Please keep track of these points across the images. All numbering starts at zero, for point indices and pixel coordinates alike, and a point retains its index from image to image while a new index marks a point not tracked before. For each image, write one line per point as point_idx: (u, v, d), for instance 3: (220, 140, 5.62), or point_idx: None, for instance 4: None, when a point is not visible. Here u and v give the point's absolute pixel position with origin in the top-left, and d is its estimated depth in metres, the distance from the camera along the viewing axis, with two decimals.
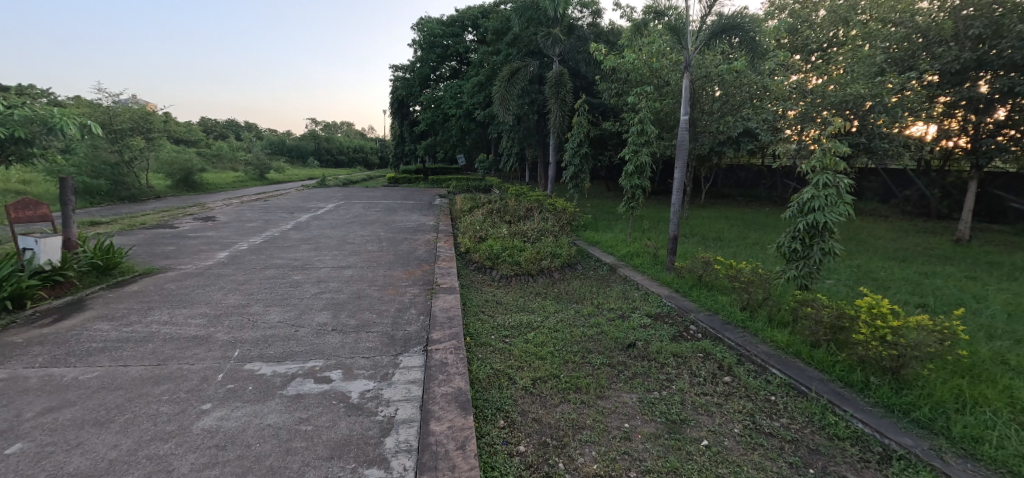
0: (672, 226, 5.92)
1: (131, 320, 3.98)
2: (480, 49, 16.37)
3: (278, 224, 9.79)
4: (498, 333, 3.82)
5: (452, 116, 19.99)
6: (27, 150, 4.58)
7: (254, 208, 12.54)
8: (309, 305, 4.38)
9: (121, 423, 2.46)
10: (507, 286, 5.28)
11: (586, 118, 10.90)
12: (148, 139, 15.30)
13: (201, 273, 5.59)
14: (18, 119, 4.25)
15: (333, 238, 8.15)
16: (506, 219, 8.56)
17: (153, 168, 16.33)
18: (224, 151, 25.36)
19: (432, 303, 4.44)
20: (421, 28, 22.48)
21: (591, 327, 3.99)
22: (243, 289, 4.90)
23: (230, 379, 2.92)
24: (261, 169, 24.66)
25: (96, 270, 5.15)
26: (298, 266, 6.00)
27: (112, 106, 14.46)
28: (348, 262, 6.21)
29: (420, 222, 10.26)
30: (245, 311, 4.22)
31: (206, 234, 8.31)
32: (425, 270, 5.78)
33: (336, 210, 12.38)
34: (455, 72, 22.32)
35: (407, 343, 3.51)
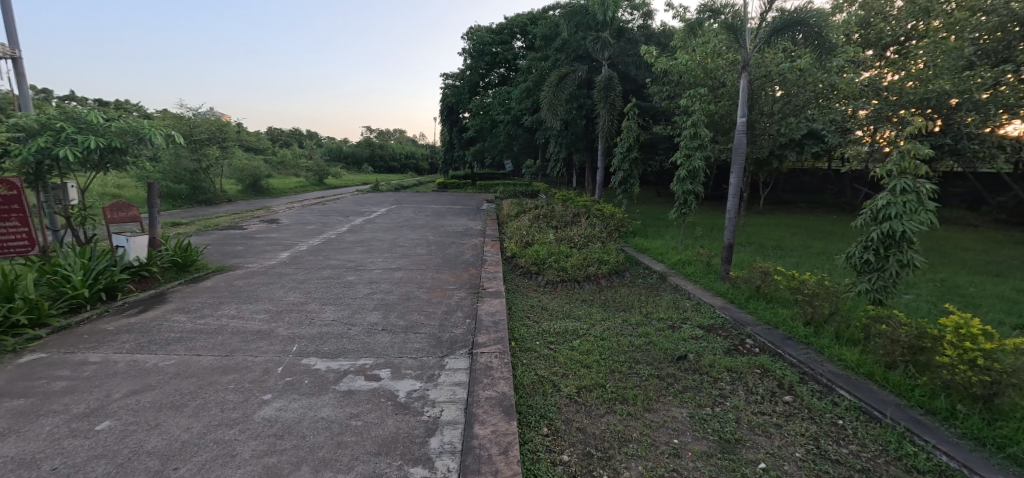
0: (727, 233, 5.65)
1: (203, 313, 4.32)
2: (529, 56, 16.50)
3: (334, 226, 10.30)
4: (543, 338, 3.80)
5: (500, 121, 20.24)
6: (123, 158, 5.11)
7: (314, 212, 13.26)
8: (362, 304, 4.57)
9: (193, 407, 2.66)
10: (553, 291, 5.24)
11: (636, 121, 10.66)
12: (223, 147, 16.64)
13: (266, 271, 5.98)
14: (115, 131, 4.76)
15: (384, 241, 8.45)
16: (552, 224, 8.52)
17: (227, 174, 17.71)
18: (288, 158, 27.09)
19: (478, 306, 4.49)
20: (471, 38, 22.95)
21: (639, 336, 3.88)
22: (302, 288, 5.17)
23: (289, 372, 3.09)
24: (320, 175, 26.09)
25: (175, 267, 5.63)
26: (351, 267, 6.27)
27: (193, 118, 15.88)
28: (399, 265, 6.41)
29: (467, 226, 10.44)
30: (303, 308, 4.45)
31: (270, 235, 8.91)
32: (471, 274, 5.86)
33: (388, 214, 12.85)
34: (504, 79, 22.65)
35: (454, 346, 3.56)
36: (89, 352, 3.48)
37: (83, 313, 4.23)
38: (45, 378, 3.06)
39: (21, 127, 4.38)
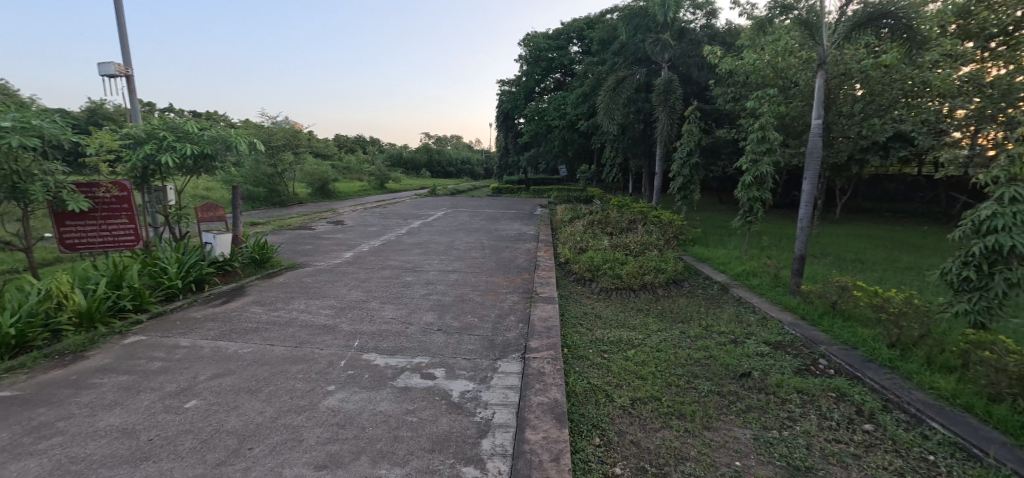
0: (798, 244, 5.26)
1: (276, 307, 4.66)
2: (585, 60, 16.38)
3: (394, 229, 10.75)
4: (595, 347, 3.73)
5: (555, 127, 20.23)
6: (212, 164, 5.64)
7: (375, 214, 13.91)
8: (419, 304, 4.73)
9: (266, 393, 2.88)
10: (607, 299, 5.13)
11: (698, 125, 10.23)
12: (296, 153, 17.89)
13: (332, 270, 6.35)
14: (207, 139, 5.27)
15: (441, 243, 8.70)
16: (607, 230, 8.37)
17: (299, 178, 19.03)
18: (353, 163, 28.63)
19: (531, 311, 4.50)
20: (528, 44, 23.15)
21: (698, 350, 3.70)
22: (364, 287, 5.44)
23: (351, 366, 3.25)
24: (382, 179, 27.31)
25: (253, 263, 6.11)
26: (409, 268, 6.51)
27: (271, 127, 17.23)
28: (454, 267, 6.56)
29: (521, 231, 10.50)
30: (365, 306, 4.68)
31: (336, 236, 9.46)
32: (525, 279, 5.88)
33: (444, 218, 13.21)
34: (559, 84, 22.65)
35: (507, 349, 3.58)
36: (181, 337, 3.86)
37: (177, 302, 4.70)
38: (144, 359, 3.43)
39: (131, 136, 4.97)
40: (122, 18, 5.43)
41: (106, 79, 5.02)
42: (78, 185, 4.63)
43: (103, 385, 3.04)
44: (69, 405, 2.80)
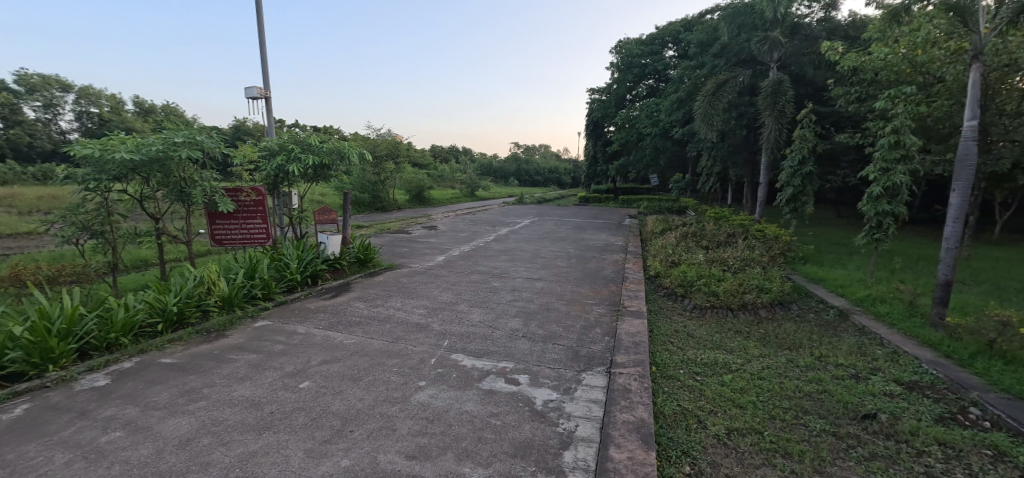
0: (942, 267, 4.47)
1: (376, 303, 5.06)
2: (682, 64, 15.62)
3: (483, 235, 11.13)
4: (687, 368, 3.50)
5: (647, 134, 19.53)
6: (329, 173, 6.32)
7: (466, 221, 14.53)
8: (505, 310, 4.83)
9: (366, 382, 3.13)
10: (702, 318, 4.80)
11: (812, 130, 9.21)
12: (397, 163, 19.36)
13: (425, 272, 6.75)
14: (325, 150, 5.93)
15: (527, 251, 8.82)
16: (702, 244, 7.86)
17: (398, 186, 20.56)
18: (447, 172, 30.26)
19: (618, 325, 4.36)
20: (620, 51, 22.67)
21: (809, 382, 3.31)
22: (454, 290, 5.70)
23: (441, 365, 3.41)
24: (472, 187, 28.45)
25: (358, 262, 6.72)
26: (496, 273, 6.69)
27: (376, 139, 18.89)
28: (540, 275, 6.61)
29: (608, 241, 10.27)
30: (454, 308, 4.90)
31: (430, 240, 10.05)
32: (611, 290, 5.74)
33: (531, 226, 13.38)
34: (653, 91, 21.88)
35: (591, 362, 3.51)
36: (298, 325, 4.36)
37: (295, 293, 5.31)
38: (269, 341, 3.93)
39: (267, 149, 5.75)
40: (264, 48, 6.34)
41: (250, 99, 5.88)
42: (227, 190, 5.42)
43: (238, 361, 3.54)
44: (212, 375, 3.30)
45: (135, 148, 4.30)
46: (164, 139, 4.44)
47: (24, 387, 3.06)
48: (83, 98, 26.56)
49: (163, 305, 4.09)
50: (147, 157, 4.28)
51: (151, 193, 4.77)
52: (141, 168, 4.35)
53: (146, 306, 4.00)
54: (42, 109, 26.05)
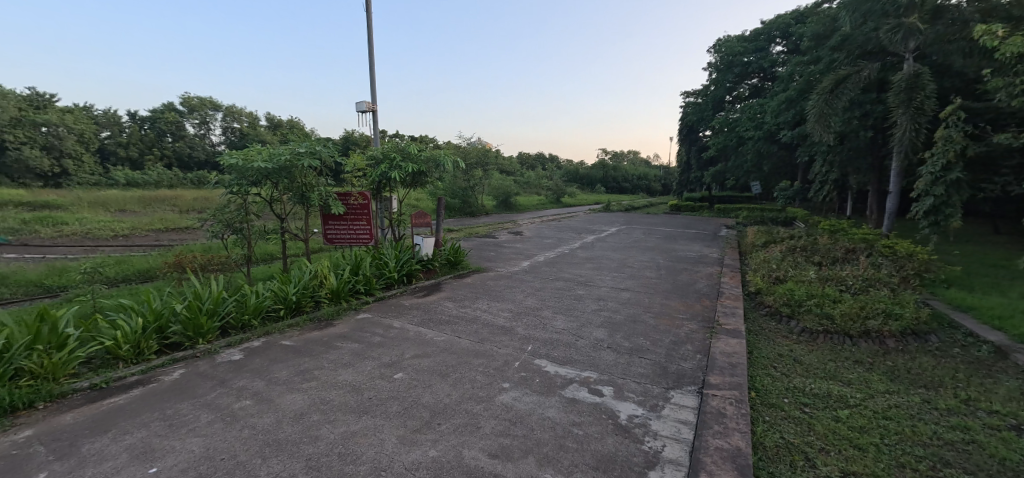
0: None
1: (464, 304, 5.28)
2: (792, 60, 14.22)
3: (568, 242, 11.08)
4: (792, 397, 3.16)
5: (749, 138, 18.05)
6: (426, 179, 6.74)
7: (551, 227, 14.58)
8: (590, 319, 4.76)
9: (453, 378, 3.28)
10: (812, 343, 4.30)
11: (961, 129, 7.83)
12: (486, 170, 20.04)
13: (511, 276, 6.90)
14: (423, 158, 6.34)
15: (614, 260, 8.61)
16: (813, 259, 7.06)
17: (487, 192, 21.25)
18: (533, 179, 30.67)
19: (712, 343, 4.07)
20: (719, 50, 21.26)
21: (952, 429, 2.80)
22: (538, 295, 5.75)
23: (524, 368, 3.46)
24: (558, 194, 28.49)
25: (449, 264, 7.07)
26: (581, 281, 6.63)
27: (468, 147, 19.75)
28: (626, 285, 6.42)
29: (702, 253, 9.65)
30: (539, 313, 4.94)
31: (515, 245, 10.24)
32: (705, 306, 5.39)
33: (618, 234, 13.04)
34: (756, 90, 20.17)
35: (681, 380, 3.33)
36: (394, 319, 4.71)
37: (392, 290, 5.74)
38: (369, 332, 4.30)
39: (373, 157, 6.31)
40: (373, 66, 6.98)
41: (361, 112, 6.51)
42: (339, 195, 6.03)
43: (343, 348, 3.91)
44: (322, 359, 3.69)
45: (268, 157, 4.97)
46: (291, 149, 5.08)
47: (181, 354, 3.69)
48: (228, 115, 31.21)
49: (285, 293, 4.66)
50: (277, 165, 4.93)
51: (279, 196, 5.46)
52: (272, 174, 5.02)
53: (273, 294, 4.59)
54: (198, 126, 31.11)
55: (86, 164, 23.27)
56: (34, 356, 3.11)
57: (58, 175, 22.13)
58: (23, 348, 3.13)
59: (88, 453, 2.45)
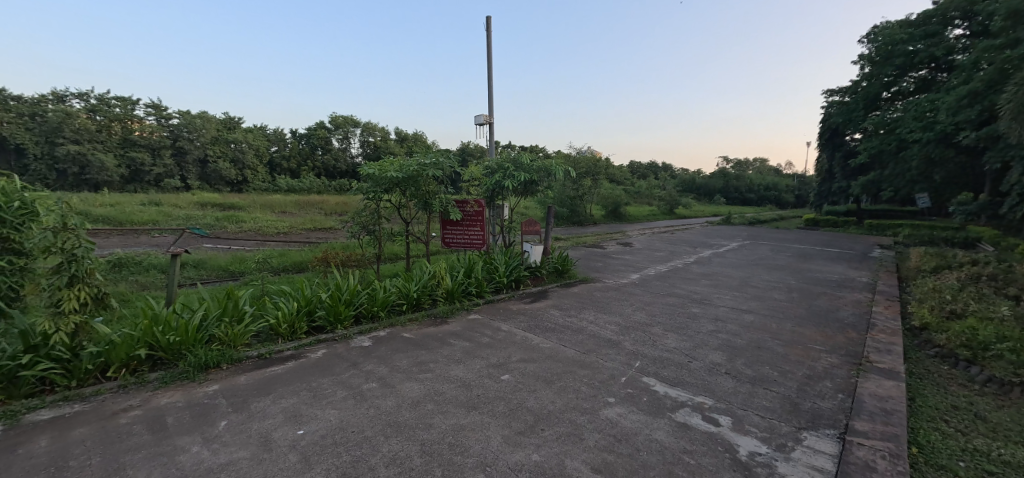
0: None
1: (570, 313, 5.27)
2: (978, 46, 11.68)
3: (682, 256, 10.42)
4: (971, 461, 2.56)
5: (914, 142, 15.18)
6: (537, 188, 6.88)
7: (663, 239, 13.85)
8: (706, 340, 4.42)
9: (558, 386, 3.30)
10: (1003, 397, 3.44)
11: None
12: (595, 179, 19.82)
13: (618, 288, 6.71)
14: (535, 167, 6.49)
15: (735, 278, 7.87)
16: (1007, 292, 5.65)
17: (595, 201, 21.00)
18: (644, 188, 29.51)
19: (858, 383, 3.50)
20: (875, 40, 18.29)
21: None
22: (648, 310, 5.50)
23: (631, 386, 3.33)
24: (671, 204, 26.97)
25: (556, 272, 7.13)
26: (695, 299, 6.18)
27: (577, 157, 19.76)
28: (749, 307, 5.82)
29: (846, 276, 8.34)
30: (648, 329, 4.73)
31: (624, 256, 9.94)
32: (849, 338, 4.65)
33: (740, 250, 11.89)
34: (925, 85, 16.91)
35: (816, 420, 2.91)
36: (502, 322, 4.89)
37: (501, 294, 5.98)
38: (479, 333, 4.52)
39: (489, 167, 6.66)
40: (491, 81, 7.38)
41: (479, 125, 6.92)
42: (457, 202, 6.46)
43: (455, 346, 4.17)
44: (437, 353, 3.98)
45: (399, 167, 5.55)
46: (418, 160, 5.62)
47: (324, 336, 4.28)
48: (365, 130, 35.39)
49: (408, 290, 5.13)
50: (406, 174, 5.47)
51: (406, 202, 6.04)
52: (401, 183, 5.60)
53: (397, 290, 5.09)
54: (342, 141, 35.79)
55: (261, 172, 28.30)
56: (223, 326, 3.86)
57: (241, 182, 27.32)
58: (216, 319, 3.91)
59: (256, 410, 2.98)
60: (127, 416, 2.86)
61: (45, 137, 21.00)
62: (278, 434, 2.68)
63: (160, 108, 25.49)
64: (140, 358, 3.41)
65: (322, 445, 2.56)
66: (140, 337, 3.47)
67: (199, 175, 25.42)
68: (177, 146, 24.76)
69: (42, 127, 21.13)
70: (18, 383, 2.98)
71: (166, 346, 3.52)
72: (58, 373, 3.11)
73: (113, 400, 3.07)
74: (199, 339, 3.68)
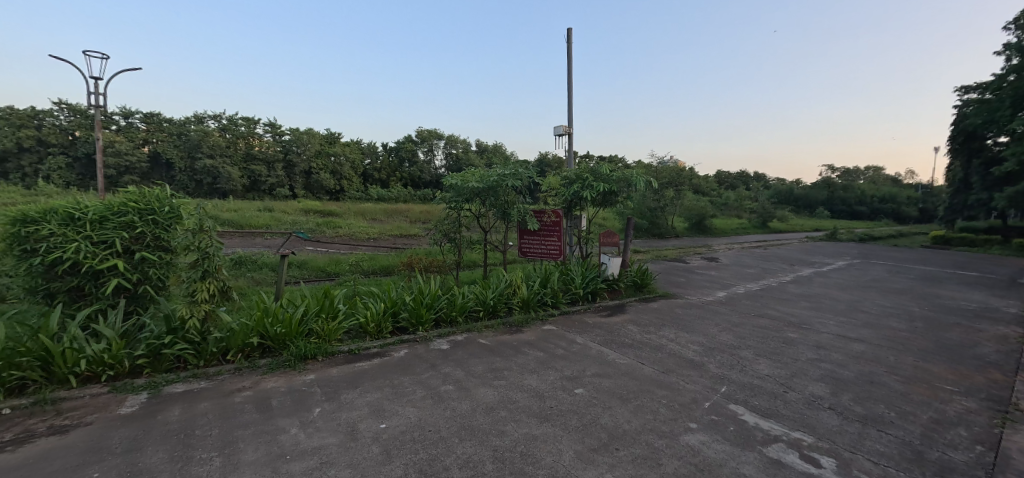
0: None
1: (649, 330, 5.05)
2: None
3: (776, 274, 9.54)
4: None
5: None
6: (616, 199, 6.71)
7: (754, 255, 12.78)
8: (805, 369, 3.99)
9: (635, 405, 3.17)
10: None
11: None
12: (678, 190, 18.92)
13: (702, 306, 6.31)
14: (615, 178, 6.34)
15: (841, 301, 7.02)
16: None
17: (678, 213, 20.00)
18: (733, 200, 27.53)
19: (1004, 435, 2.94)
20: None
21: None
22: (736, 332, 5.09)
23: (716, 412, 3.11)
24: (764, 217, 24.85)
25: (635, 285, 6.88)
26: (792, 322, 5.61)
27: (660, 167, 19.01)
28: (859, 335, 5.15)
29: (987, 305, 7.07)
30: (736, 352, 4.38)
31: (709, 272, 9.33)
32: (992, 379, 3.93)
33: (848, 270, 10.61)
34: None
35: (945, 474, 2.49)
36: (577, 335, 4.82)
37: (576, 306, 5.90)
38: (554, 344, 4.49)
39: (567, 178, 6.64)
40: (571, 92, 7.38)
41: (558, 136, 6.95)
42: (535, 212, 6.51)
43: (529, 355, 4.18)
44: (512, 361, 4.02)
45: (480, 178, 5.76)
46: (498, 171, 5.78)
47: (407, 337, 4.52)
48: (449, 143, 37.12)
49: (485, 297, 5.26)
50: (486, 185, 5.66)
51: (485, 212, 6.21)
52: (482, 193, 5.79)
53: (475, 296, 5.23)
54: (427, 153, 37.83)
55: (356, 182, 30.84)
56: (320, 321, 4.23)
57: (339, 191, 29.98)
58: (315, 314, 4.29)
59: (345, 401, 3.22)
60: (240, 396, 3.25)
61: (188, 153, 24.78)
62: (363, 425, 2.88)
63: (275, 126, 28.90)
64: (252, 345, 3.85)
65: (402, 440, 2.70)
66: (254, 327, 3.90)
67: (304, 185, 28.35)
68: (287, 160, 27.85)
69: (186, 145, 24.93)
70: (160, 359, 3.51)
71: (273, 336, 3.93)
72: (190, 353, 3.61)
73: (230, 381, 3.50)
74: (300, 332, 4.06)
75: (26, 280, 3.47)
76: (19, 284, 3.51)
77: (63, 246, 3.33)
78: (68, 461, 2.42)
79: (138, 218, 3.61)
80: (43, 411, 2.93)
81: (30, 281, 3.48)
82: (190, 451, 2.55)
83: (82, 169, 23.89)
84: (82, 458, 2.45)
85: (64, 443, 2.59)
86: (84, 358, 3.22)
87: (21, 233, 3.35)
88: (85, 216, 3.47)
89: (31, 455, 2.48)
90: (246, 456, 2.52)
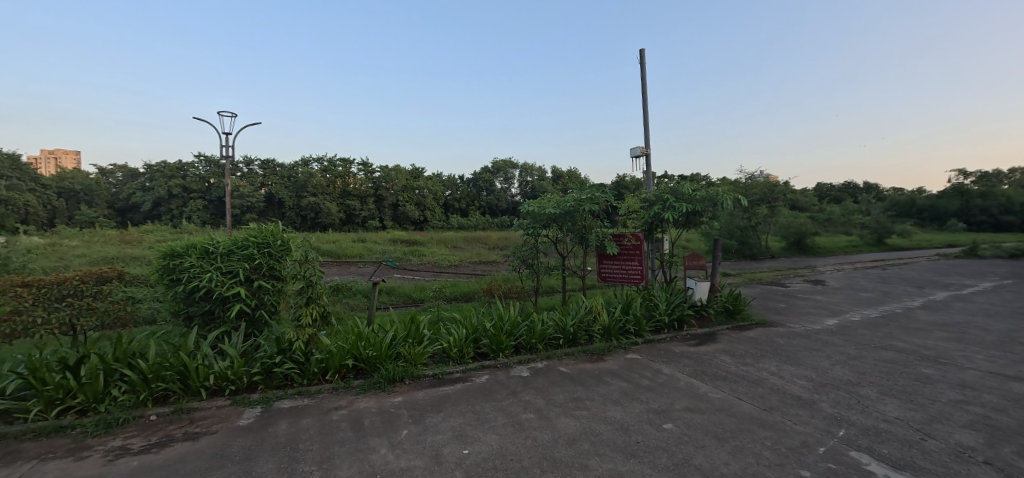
0: None
1: (746, 361, 4.61)
2: None
3: (900, 298, 8.30)
4: None
5: None
6: (701, 219, 6.35)
7: (870, 277, 11.24)
8: (946, 413, 3.37)
9: (733, 446, 2.89)
10: None
11: None
12: (772, 207, 17.42)
13: (809, 336, 5.65)
14: (701, 197, 5.99)
15: (991, 331, 5.89)
16: None
17: (773, 232, 18.32)
18: (839, 215, 24.73)
19: None
20: None
21: None
22: (854, 366, 4.47)
23: (833, 458, 2.73)
24: (881, 233, 21.86)
25: (726, 312, 6.36)
26: (927, 356, 4.80)
27: (750, 183, 17.72)
28: (1021, 373, 4.25)
29: None
30: (855, 390, 3.85)
31: (814, 297, 8.36)
32: None
33: (997, 292, 8.92)
34: None
35: None
36: (664, 365, 4.55)
37: (662, 334, 5.58)
38: (639, 374, 4.28)
39: (647, 200, 6.43)
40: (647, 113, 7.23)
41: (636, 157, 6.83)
42: (614, 236, 6.35)
43: (612, 385, 4.01)
44: (594, 391, 3.89)
45: (556, 204, 5.78)
46: (574, 196, 5.76)
47: (487, 363, 4.58)
48: (524, 171, 37.99)
49: (564, 325, 5.17)
50: (563, 210, 5.66)
51: (562, 238, 6.18)
52: (558, 219, 5.78)
53: (554, 324, 5.17)
54: (504, 182, 39.01)
55: (438, 212, 32.47)
56: (408, 346, 4.43)
57: (423, 221, 31.77)
58: (402, 339, 4.50)
59: (429, 425, 3.31)
60: (337, 414, 3.49)
61: (296, 193, 27.96)
62: (447, 450, 2.94)
63: (367, 165, 31.66)
64: (348, 366, 4.13)
65: (485, 468, 2.71)
66: (349, 350, 4.18)
67: (393, 216, 30.54)
68: (378, 194, 30.29)
69: (294, 186, 28.22)
70: (272, 376, 3.89)
71: (366, 358, 4.18)
72: (296, 372, 3.96)
73: (329, 399, 3.79)
74: (390, 356, 4.28)
75: (171, 305, 4.06)
76: (166, 308, 4.12)
77: (200, 276, 3.88)
78: (198, 464, 2.75)
79: (258, 251, 4.09)
80: (181, 419, 3.39)
81: (174, 306, 4.07)
82: (294, 464, 2.77)
83: (215, 210, 28.01)
84: (209, 463, 2.78)
85: (196, 448, 2.95)
86: (213, 374, 3.68)
87: (169, 264, 3.96)
88: (217, 250, 4.03)
89: (171, 457, 2.86)
90: (342, 472, 2.68)
